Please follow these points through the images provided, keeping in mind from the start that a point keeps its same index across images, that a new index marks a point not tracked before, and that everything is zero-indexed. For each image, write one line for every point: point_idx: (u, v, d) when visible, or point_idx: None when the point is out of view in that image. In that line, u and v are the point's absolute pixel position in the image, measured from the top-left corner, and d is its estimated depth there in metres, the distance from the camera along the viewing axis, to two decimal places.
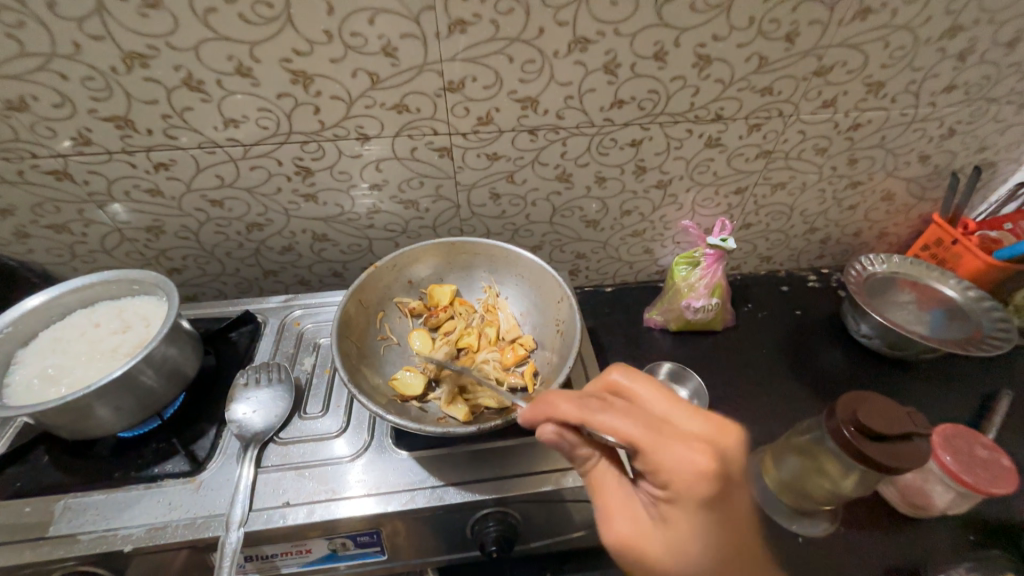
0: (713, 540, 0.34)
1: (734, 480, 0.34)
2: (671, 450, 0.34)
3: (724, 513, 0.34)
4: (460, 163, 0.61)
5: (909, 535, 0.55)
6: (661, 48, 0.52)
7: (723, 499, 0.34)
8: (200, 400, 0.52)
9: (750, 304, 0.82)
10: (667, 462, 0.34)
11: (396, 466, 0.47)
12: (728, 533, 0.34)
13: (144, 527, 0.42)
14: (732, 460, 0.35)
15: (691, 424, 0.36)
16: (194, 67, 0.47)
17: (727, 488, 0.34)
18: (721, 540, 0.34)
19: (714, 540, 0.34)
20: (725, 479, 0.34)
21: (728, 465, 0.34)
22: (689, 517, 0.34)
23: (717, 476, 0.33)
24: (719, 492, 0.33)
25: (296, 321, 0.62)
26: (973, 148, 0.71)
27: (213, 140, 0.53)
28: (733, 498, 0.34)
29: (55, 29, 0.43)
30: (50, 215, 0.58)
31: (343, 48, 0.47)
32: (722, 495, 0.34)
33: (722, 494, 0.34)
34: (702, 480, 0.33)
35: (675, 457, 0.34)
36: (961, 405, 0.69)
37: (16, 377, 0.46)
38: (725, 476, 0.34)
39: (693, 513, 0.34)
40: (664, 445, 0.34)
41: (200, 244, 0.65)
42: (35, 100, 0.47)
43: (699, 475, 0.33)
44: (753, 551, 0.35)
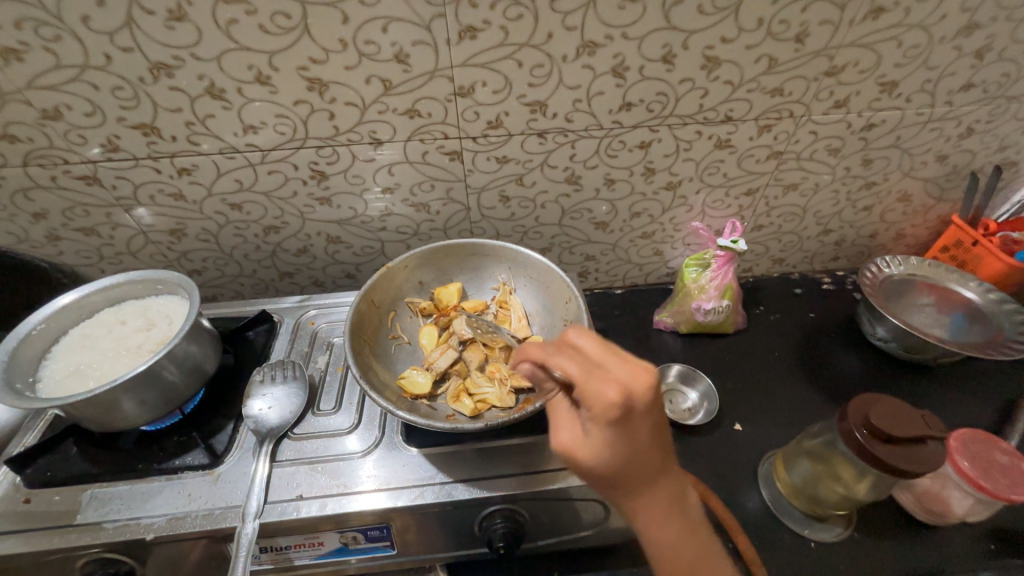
0: (625, 460, 0.35)
1: (650, 416, 0.34)
2: (592, 382, 0.34)
3: (644, 438, 0.35)
4: (471, 167, 0.62)
5: (925, 543, 0.54)
6: (668, 50, 0.52)
7: (631, 433, 0.34)
8: (219, 397, 0.54)
9: (763, 306, 0.81)
10: (588, 403, 0.34)
11: (405, 462, 0.48)
12: (635, 456, 0.35)
13: (165, 516, 0.44)
14: (647, 406, 0.34)
15: (628, 366, 0.34)
16: (216, 76, 0.49)
17: (635, 424, 0.34)
18: (634, 463, 0.35)
19: (631, 462, 0.35)
20: (636, 411, 0.33)
21: (642, 406, 0.33)
22: (609, 444, 0.35)
23: (627, 413, 0.33)
24: (631, 426, 0.34)
25: (311, 321, 0.64)
26: (993, 147, 0.69)
27: (233, 146, 0.55)
28: (646, 429, 0.34)
29: (88, 42, 0.45)
30: (80, 219, 0.61)
31: (357, 56, 0.49)
32: (636, 427, 0.34)
33: (630, 425, 0.34)
34: (612, 410, 0.33)
35: (596, 388, 0.33)
36: (982, 411, 0.67)
37: (47, 372, 0.48)
38: (637, 414, 0.33)
39: (610, 436, 0.34)
40: (591, 383, 0.34)
41: (220, 246, 0.67)
42: (68, 110, 0.50)
43: (611, 411, 0.33)
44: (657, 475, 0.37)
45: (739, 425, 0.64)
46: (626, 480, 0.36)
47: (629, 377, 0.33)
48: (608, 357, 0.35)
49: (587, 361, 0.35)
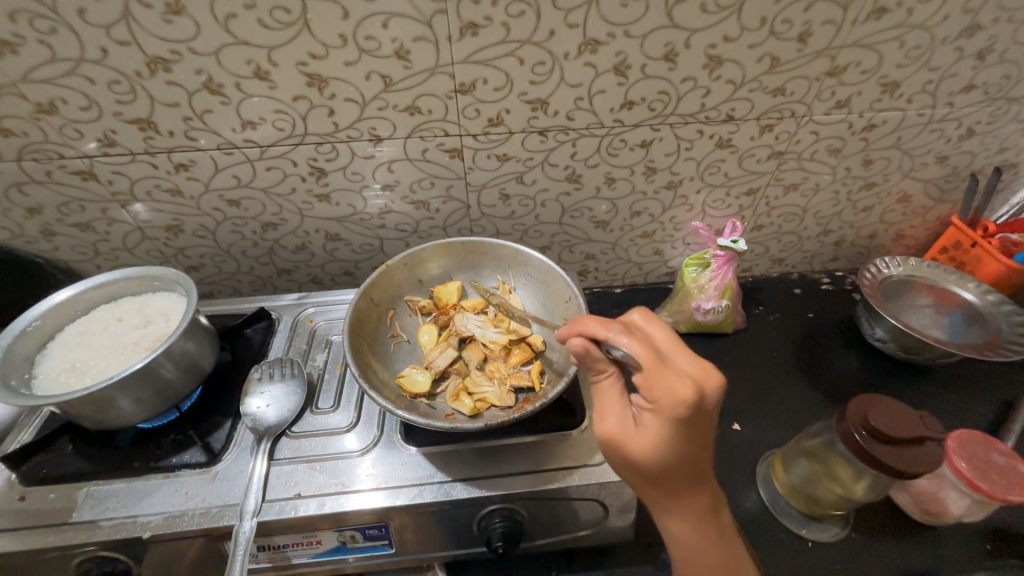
0: (676, 457, 0.36)
1: (712, 414, 0.36)
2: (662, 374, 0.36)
3: (701, 436, 0.37)
4: (471, 164, 0.61)
5: (922, 543, 0.54)
6: (671, 48, 0.52)
7: (691, 429, 0.36)
8: (216, 394, 0.54)
9: (762, 306, 0.81)
10: (659, 392, 0.36)
11: (404, 461, 0.48)
12: (687, 455, 0.37)
13: (162, 514, 0.43)
14: (712, 403, 0.36)
15: (696, 363, 0.37)
16: (214, 70, 0.48)
17: (699, 420, 0.36)
18: (684, 461, 0.37)
19: (682, 459, 0.37)
20: (701, 409, 0.35)
21: (708, 403, 0.36)
22: (668, 437, 0.36)
23: (694, 407, 0.35)
24: (695, 421, 0.36)
25: (309, 318, 0.63)
26: (993, 149, 0.69)
27: (231, 141, 0.55)
28: (706, 427, 0.37)
29: (84, 35, 0.44)
30: (75, 214, 0.60)
31: (357, 51, 0.49)
32: (696, 425, 0.36)
33: (691, 422, 0.36)
34: (680, 403, 0.35)
35: (666, 381, 0.35)
36: (979, 412, 0.68)
37: (41, 369, 0.47)
38: (701, 411, 0.36)
39: (668, 430, 0.36)
40: (662, 374, 0.36)
41: (217, 243, 0.67)
42: (64, 104, 0.49)
43: (682, 403, 0.35)
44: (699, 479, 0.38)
45: (737, 424, 0.64)
46: (674, 478, 0.37)
47: (699, 373, 0.36)
48: (676, 353, 0.38)
49: (657, 354, 0.37)
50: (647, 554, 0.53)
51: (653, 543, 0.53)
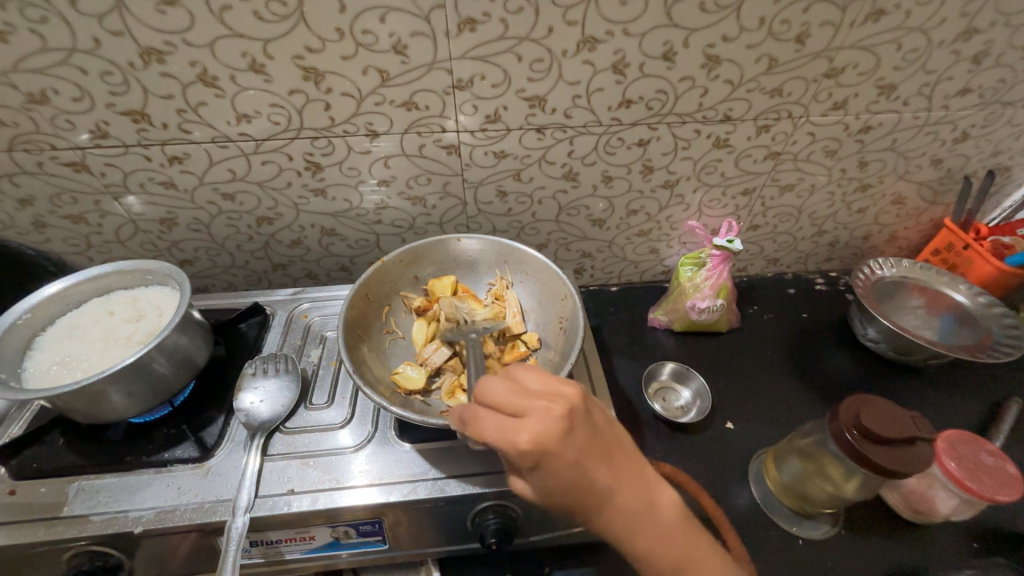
0: (567, 493, 0.36)
1: (571, 446, 0.35)
2: (503, 442, 0.34)
3: (576, 466, 0.35)
4: (468, 161, 0.61)
5: (911, 541, 0.55)
6: (669, 48, 0.52)
7: (559, 469, 0.35)
8: (209, 389, 0.54)
9: (756, 306, 0.82)
10: (506, 456, 0.35)
11: (398, 457, 0.48)
12: (578, 489, 0.36)
13: (154, 510, 0.43)
14: (563, 440, 0.34)
15: (538, 407, 0.35)
16: (209, 62, 0.48)
17: (560, 461, 0.34)
18: (576, 493, 0.36)
19: (573, 493, 0.36)
20: (553, 452, 0.34)
21: (556, 443, 0.34)
22: (543, 484, 0.36)
23: (542, 455, 0.34)
24: (554, 463, 0.34)
25: (304, 314, 0.63)
26: (987, 152, 0.70)
27: (226, 135, 0.54)
28: (573, 458, 0.35)
29: (76, 24, 0.44)
30: (67, 206, 0.59)
31: (354, 45, 0.48)
32: (559, 467, 0.35)
33: (553, 466, 0.35)
34: (527, 457, 0.34)
35: (507, 447, 0.34)
36: (968, 413, 0.68)
37: (32, 362, 0.47)
38: (555, 454, 0.34)
39: (542, 478, 0.35)
40: (504, 439, 0.34)
41: (211, 237, 0.66)
42: (56, 94, 0.48)
43: (528, 458, 0.34)
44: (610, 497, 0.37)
45: (731, 423, 0.65)
46: (582, 506, 0.37)
47: (537, 418, 0.34)
48: (518, 403, 0.35)
49: (497, 415, 0.35)
50: None
51: None
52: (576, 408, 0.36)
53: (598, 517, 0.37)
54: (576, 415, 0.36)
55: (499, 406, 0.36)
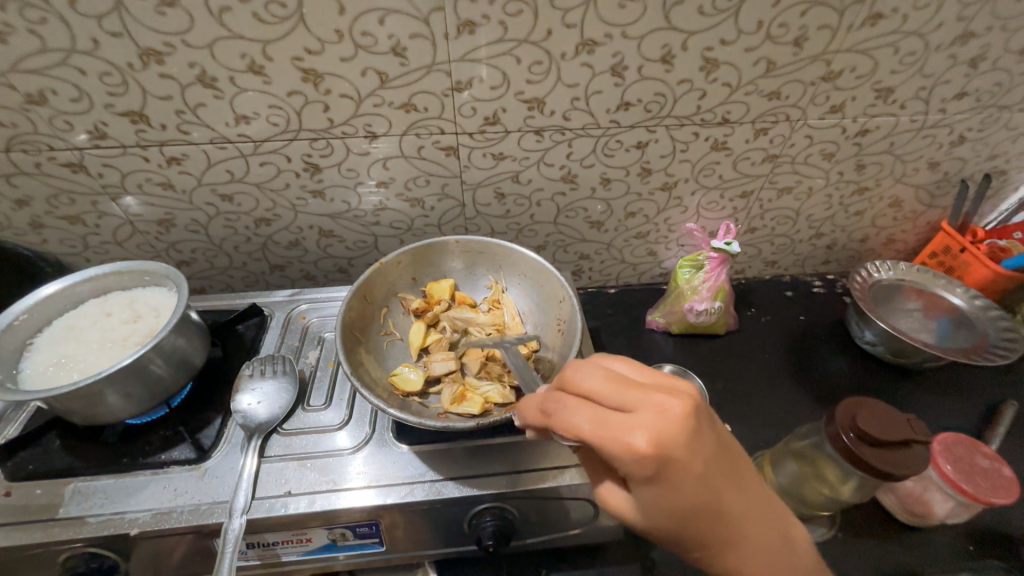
0: (681, 505, 0.33)
1: (695, 449, 0.32)
2: (615, 440, 0.32)
3: (697, 474, 0.33)
4: (466, 163, 0.61)
5: (907, 543, 0.55)
6: (668, 51, 0.52)
7: (673, 476, 0.32)
8: (206, 391, 0.53)
9: (754, 308, 0.82)
10: (615, 458, 0.32)
11: (395, 459, 0.48)
12: (694, 502, 0.33)
13: (151, 511, 0.43)
14: (685, 441, 0.32)
15: (650, 403, 0.33)
16: (208, 64, 0.48)
17: (677, 466, 0.32)
18: (691, 507, 0.33)
19: (688, 507, 0.33)
20: (669, 454, 0.32)
21: (676, 444, 0.32)
22: (655, 495, 0.33)
23: (658, 458, 0.31)
24: (674, 468, 0.32)
25: (302, 315, 0.63)
26: (983, 155, 0.70)
27: (224, 136, 0.54)
28: (695, 465, 0.32)
29: (74, 24, 0.44)
30: (64, 207, 0.59)
31: (353, 47, 0.48)
32: (674, 473, 0.32)
33: (667, 472, 0.32)
34: (640, 459, 0.31)
35: (619, 447, 0.32)
36: (965, 416, 0.69)
37: (28, 363, 0.47)
38: (670, 457, 0.32)
39: (653, 487, 0.33)
40: (615, 436, 0.32)
41: (209, 238, 0.66)
42: (54, 94, 0.48)
43: (643, 461, 0.31)
44: (727, 514, 0.34)
45: (728, 425, 0.65)
46: (694, 524, 0.34)
47: (652, 415, 0.32)
48: (626, 397, 0.33)
49: (606, 411, 0.33)
50: (638, 554, 0.53)
51: (644, 542, 0.54)
52: (695, 407, 0.34)
53: (713, 538, 0.34)
54: (696, 416, 0.33)
55: (605, 402, 0.34)
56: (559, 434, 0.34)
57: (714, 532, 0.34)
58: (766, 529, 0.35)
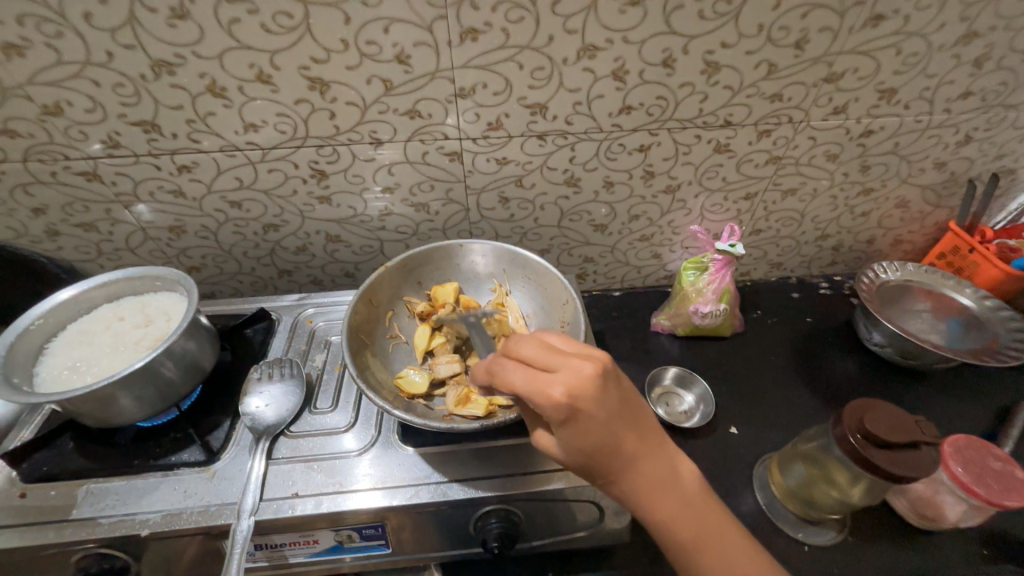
0: (593, 452, 0.36)
1: (605, 403, 0.35)
2: (535, 392, 0.35)
3: (607, 424, 0.36)
4: (470, 167, 0.62)
5: (919, 547, 0.54)
6: (669, 55, 0.53)
7: (584, 426, 0.35)
8: (216, 394, 0.54)
9: (760, 310, 0.81)
10: (535, 407, 0.35)
11: (401, 461, 0.48)
12: (605, 449, 0.36)
13: (161, 512, 0.44)
14: (596, 395, 0.35)
15: (569, 363, 0.36)
16: (217, 74, 0.49)
17: (590, 418, 0.35)
18: (602, 453, 0.36)
19: (600, 453, 0.36)
20: (581, 406, 0.35)
21: (589, 397, 0.35)
22: (571, 441, 0.36)
23: (571, 408, 0.34)
24: (586, 419, 0.35)
25: (309, 319, 0.64)
26: (991, 155, 0.70)
27: (233, 144, 0.55)
28: (606, 416, 0.35)
29: (89, 38, 0.45)
30: (79, 214, 0.61)
31: (359, 56, 0.49)
32: (585, 424, 0.35)
33: (579, 422, 0.35)
34: (556, 408, 0.34)
35: (538, 397, 0.35)
36: (976, 418, 0.68)
37: (43, 367, 0.48)
38: (582, 409, 0.35)
39: (567, 434, 0.36)
40: (536, 388, 0.35)
41: (219, 244, 0.67)
42: (70, 105, 0.50)
43: (557, 409, 0.34)
44: (636, 461, 0.37)
45: (735, 428, 0.65)
46: (604, 468, 0.37)
47: (569, 372, 0.35)
48: (549, 358, 0.36)
49: (530, 369, 0.36)
50: (644, 557, 0.53)
51: (650, 545, 0.53)
52: (607, 369, 0.37)
53: (622, 482, 0.38)
54: (607, 376, 0.37)
55: (531, 364, 0.37)
56: (492, 387, 0.37)
57: (624, 477, 0.38)
58: (673, 478, 0.39)
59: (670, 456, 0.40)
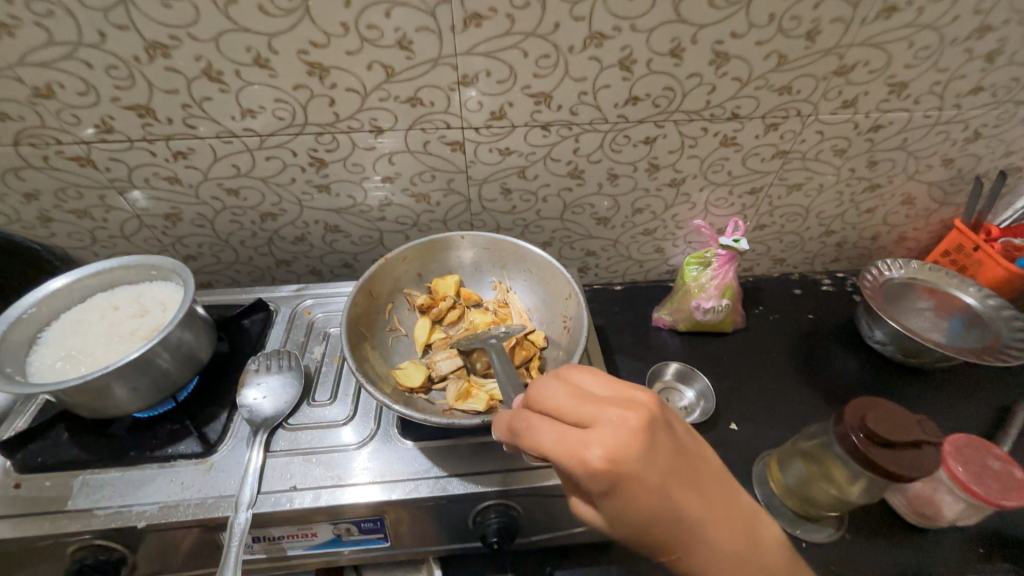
0: (644, 517, 0.33)
1: (651, 462, 0.32)
2: (573, 457, 0.32)
3: (659, 486, 0.33)
4: (472, 158, 0.61)
5: (916, 545, 0.55)
6: (677, 44, 0.51)
7: (631, 491, 0.32)
8: (213, 385, 0.54)
9: (762, 306, 0.81)
10: (574, 473, 0.33)
11: (400, 456, 0.48)
12: (656, 512, 0.33)
13: (157, 504, 0.43)
14: (641, 454, 0.32)
15: (609, 419, 0.33)
16: (213, 57, 0.48)
17: (635, 481, 0.32)
18: (653, 517, 0.33)
19: (651, 517, 0.33)
20: (625, 469, 0.32)
21: (635, 458, 0.32)
22: (617, 508, 0.33)
23: (614, 473, 0.32)
24: (631, 482, 0.32)
25: (307, 310, 0.63)
26: (999, 152, 0.69)
27: (230, 130, 0.54)
28: (656, 476, 0.32)
29: (80, 17, 0.44)
30: (72, 200, 0.59)
31: (359, 40, 0.48)
32: (631, 488, 0.32)
33: (624, 487, 0.32)
34: (597, 475, 0.32)
35: (576, 463, 0.32)
36: (975, 417, 0.68)
37: (37, 356, 0.47)
38: (626, 473, 0.32)
39: (613, 501, 0.33)
40: (574, 453, 0.32)
41: (215, 232, 0.66)
42: (61, 88, 0.48)
43: (599, 475, 0.32)
44: (692, 522, 0.34)
45: (734, 424, 0.64)
46: (658, 533, 0.34)
47: (609, 431, 0.32)
48: (586, 413, 0.34)
49: (565, 429, 0.33)
50: (643, 552, 0.53)
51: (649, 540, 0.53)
52: (654, 419, 0.34)
53: (679, 546, 0.34)
54: (655, 427, 0.33)
55: (568, 419, 0.34)
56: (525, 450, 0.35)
57: (680, 541, 0.34)
58: (735, 535, 0.35)
59: (731, 510, 0.36)
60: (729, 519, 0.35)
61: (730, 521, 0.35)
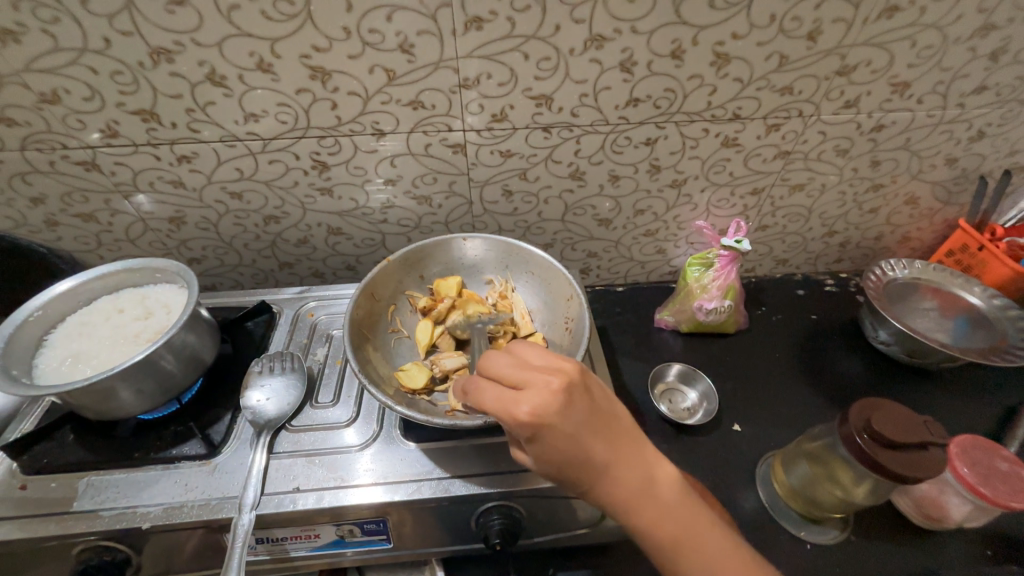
0: (567, 466, 0.36)
1: (571, 418, 0.36)
2: (503, 412, 0.35)
3: (576, 439, 0.36)
4: (474, 160, 0.61)
5: (922, 547, 0.54)
6: (678, 45, 0.51)
7: (553, 442, 0.36)
8: (217, 387, 0.54)
9: (765, 307, 0.81)
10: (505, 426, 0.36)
11: (403, 457, 0.48)
12: (578, 463, 0.36)
13: (161, 506, 0.44)
14: (562, 411, 0.35)
15: (536, 379, 0.36)
16: (217, 62, 0.48)
17: (557, 434, 0.35)
18: (577, 467, 0.37)
19: (574, 467, 0.37)
20: (547, 423, 0.35)
21: (554, 413, 0.35)
22: (544, 459, 0.37)
23: (537, 426, 0.35)
24: (553, 435, 0.35)
25: (310, 312, 0.63)
26: (1004, 151, 0.68)
27: (233, 134, 0.55)
28: (573, 430, 0.36)
29: (86, 24, 0.44)
30: (78, 205, 0.60)
31: (361, 44, 0.48)
32: (553, 439, 0.35)
33: (546, 439, 0.35)
34: (522, 427, 0.35)
35: (505, 416, 0.35)
36: (982, 418, 0.67)
37: (43, 359, 0.48)
38: (548, 426, 0.35)
39: (539, 451, 0.36)
40: (503, 408, 0.35)
41: (219, 235, 0.66)
42: (67, 93, 0.49)
43: (524, 428, 0.35)
44: (613, 474, 0.37)
45: (738, 425, 0.64)
46: (582, 483, 0.37)
47: (534, 389, 0.36)
48: (518, 375, 0.37)
49: (499, 388, 0.37)
50: (647, 555, 0.52)
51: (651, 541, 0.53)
52: (575, 383, 0.37)
53: (603, 496, 0.38)
54: (575, 389, 0.37)
55: (501, 379, 0.38)
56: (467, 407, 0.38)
57: (603, 491, 0.37)
58: (655, 491, 0.38)
59: (654, 467, 0.39)
60: (650, 476, 0.38)
61: (650, 477, 0.38)
